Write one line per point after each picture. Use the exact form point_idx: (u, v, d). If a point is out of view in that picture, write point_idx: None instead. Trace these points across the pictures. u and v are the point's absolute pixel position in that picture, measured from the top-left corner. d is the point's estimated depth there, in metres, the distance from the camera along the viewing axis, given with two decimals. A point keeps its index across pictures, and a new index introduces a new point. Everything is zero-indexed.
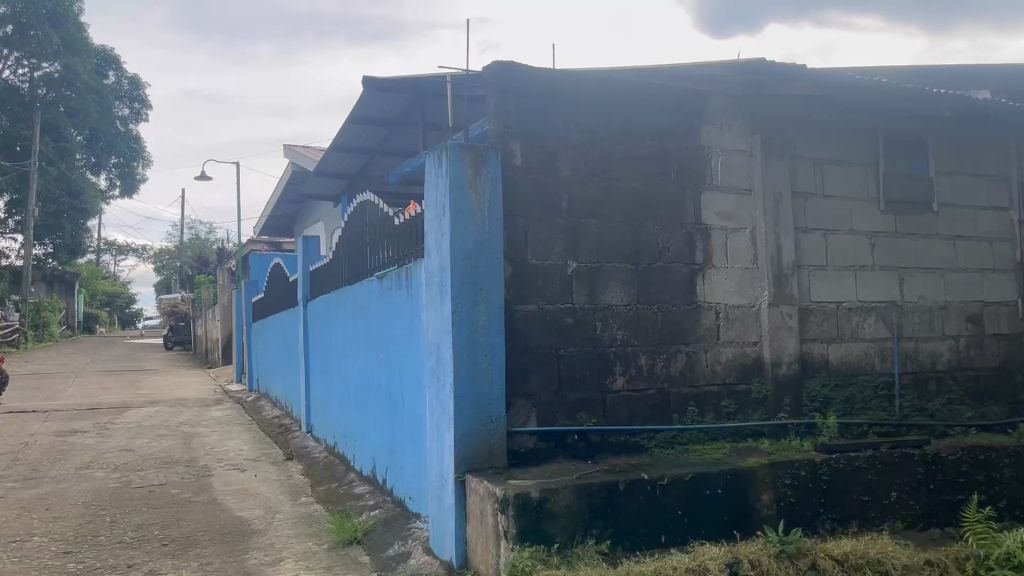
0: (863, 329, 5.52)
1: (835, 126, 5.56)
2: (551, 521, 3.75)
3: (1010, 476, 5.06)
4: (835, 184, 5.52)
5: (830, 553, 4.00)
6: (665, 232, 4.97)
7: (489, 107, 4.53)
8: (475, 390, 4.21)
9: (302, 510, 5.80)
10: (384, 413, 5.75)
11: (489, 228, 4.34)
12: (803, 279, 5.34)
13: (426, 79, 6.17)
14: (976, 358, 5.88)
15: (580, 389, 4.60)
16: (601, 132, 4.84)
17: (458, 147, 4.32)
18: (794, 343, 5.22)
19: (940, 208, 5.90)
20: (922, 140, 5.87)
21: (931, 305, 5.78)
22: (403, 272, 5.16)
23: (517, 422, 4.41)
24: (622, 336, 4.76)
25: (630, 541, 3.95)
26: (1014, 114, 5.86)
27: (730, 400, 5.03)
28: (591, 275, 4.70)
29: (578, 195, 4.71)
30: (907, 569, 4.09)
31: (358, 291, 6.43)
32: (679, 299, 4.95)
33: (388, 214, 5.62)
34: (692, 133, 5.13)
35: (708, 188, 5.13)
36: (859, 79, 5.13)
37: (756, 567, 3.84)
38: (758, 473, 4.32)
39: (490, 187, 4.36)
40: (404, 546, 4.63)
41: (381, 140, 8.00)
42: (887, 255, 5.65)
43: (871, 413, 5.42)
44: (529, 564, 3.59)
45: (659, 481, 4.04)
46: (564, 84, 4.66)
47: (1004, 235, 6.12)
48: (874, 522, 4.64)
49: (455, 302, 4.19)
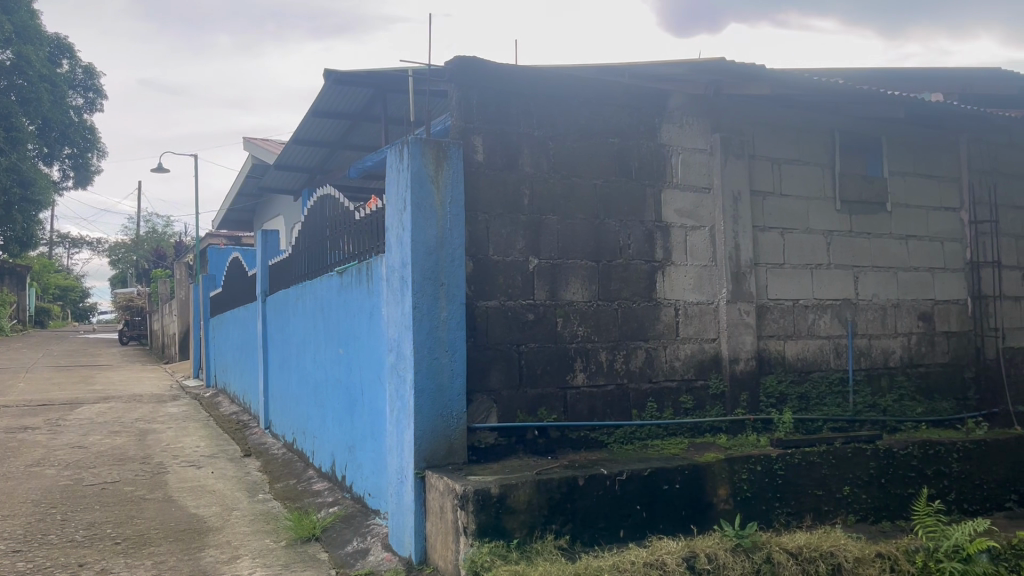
0: (819, 326, 5.61)
1: (793, 126, 5.66)
2: (510, 516, 3.76)
3: (958, 470, 5.19)
4: (792, 183, 5.61)
5: (785, 547, 4.07)
6: (626, 229, 5.00)
7: (452, 101, 4.53)
8: (435, 386, 4.20)
9: (259, 507, 5.74)
10: (342, 409, 5.72)
11: (450, 224, 4.33)
12: (761, 277, 5.41)
13: (387, 72, 6.15)
14: (926, 355, 6.01)
15: (540, 385, 4.61)
16: (563, 129, 4.86)
17: (420, 142, 4.31)
18: (751, 340, 5.29)
19: (893, 207, 6.02)
20: (877, 140, 5.99)
21: (884, 303, 5.90)
22: (363, 267, 5.13)
23: (477, 418, 4.40)
24: (582, 333, 4.78)
25: (589, 536, 3.97)
26: (966, 116, 5.99)
27: (688, 396, 5.09)
28: (552, 271, 4.72)
29: (540, 192, 4.73)
30: (859, 561, 4.17)
31: (318, 286, 6.38)
32: (639, 296, 4.99)
33: (349, 209, 5.58)
34: (653, 131, 5.18)
35: (669, 186, 5.18)
36: (817, 80, 5.22)
37: (713, 560, 3.86)
38: (715, 467, 4.38)
39: (452, 182, 4.36)
40: (362, 543, 4.61)
41: (342, 134, 7.94)
42: (842, 254, 5.76)
43: (826, 409, 5.53)
44: (488, 559, 3.58)
45: (618, 476, 4.08)
46: (527, 80, 4.68)
47: (955, 235, 6.27)
48: (828, 515, 4.74)
49: (416, 297, 4.17)
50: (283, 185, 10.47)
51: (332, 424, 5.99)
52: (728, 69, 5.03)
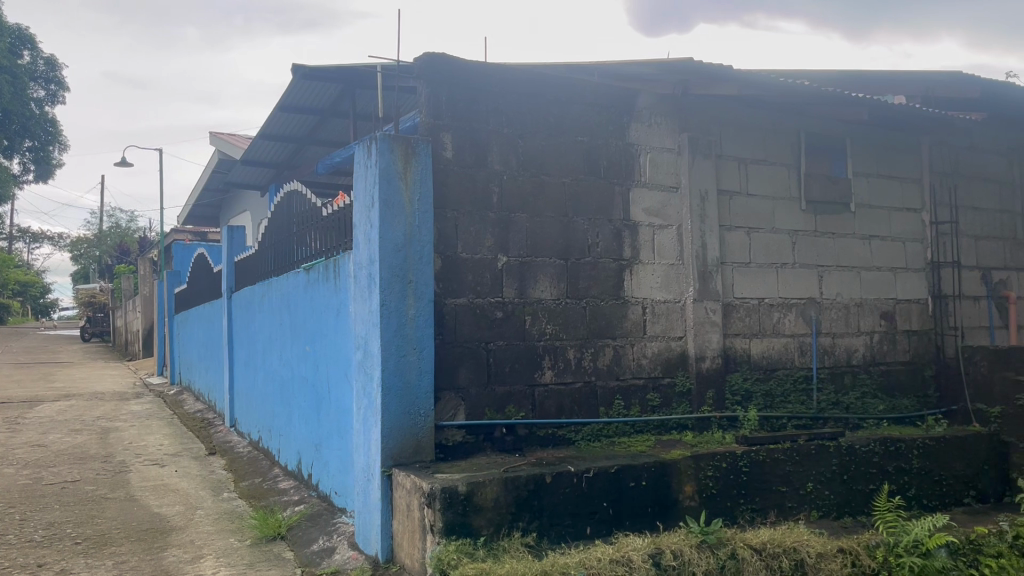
0: (783, 325, 5.68)
1: (759, 127, 5.71)
2: (477, 514, 3.76)
3: (918, 466, 5.28)
4: (758, 183, 5.67)
5: (749, 543, 4.11)
6: (594, 228, 5.02)
7: (421, 98, 4.50)
8: (402, 384, 4.18)
9: (223, 506, 5.68)
10: (308, 406, 5.69)
11: (418, 221, 4.32)
12: (727, 276, 5.46)
13: (356, 68, 6.11)
14: (888, 354, 6.11)
15: (508, 383, 4.62)
16: (532, 127, 4.87)
17: (388, 138, 4.28)
18: (717, 338, 5.34)
19: (857, 208, 6.10)
20: (841, 142, 6.07)
21: (847, 302, 5.99)
22: (331, 264, 5.09)
23: (445, 416, 4.39)
24: (550, 331, 4.79)
25: (556, 534, 3.99)
26: (927, 119, 6.09)
27: (655, 393, 5.12)
28: (521, 269, 4.72)
29: (509, 190, 4.72)
30: (821, 557, 4.23)
31: (284, 283, 6.32)
32: (607, 294, 5.01)
33: (316, 205, 5.54)
34: (622, 130, 5.20)
35: (637, 185, 5.20)
36: (784, 82, 5.28)
37: (678, 556, 3.89)
38: (681, 465, 4.42)
39: (421, 179, 4.35)
40: (328, 541, 4.57)
41: (310, 130, 7.87)
42: (807, 254, 5.83)
43: (790, 406, 5.60)
44: (454, 558, 3.58)
45: (585, 473, 4.09)
46: (496, 78, 4.67)
47: (916, 236, 6.38)
48: (791, 512, 4.80)
49: (383, 295, 4.15)
50: (249, 180, 10.35)
51: (298, 422, 5.95)
52: (696, 69, 5.06)
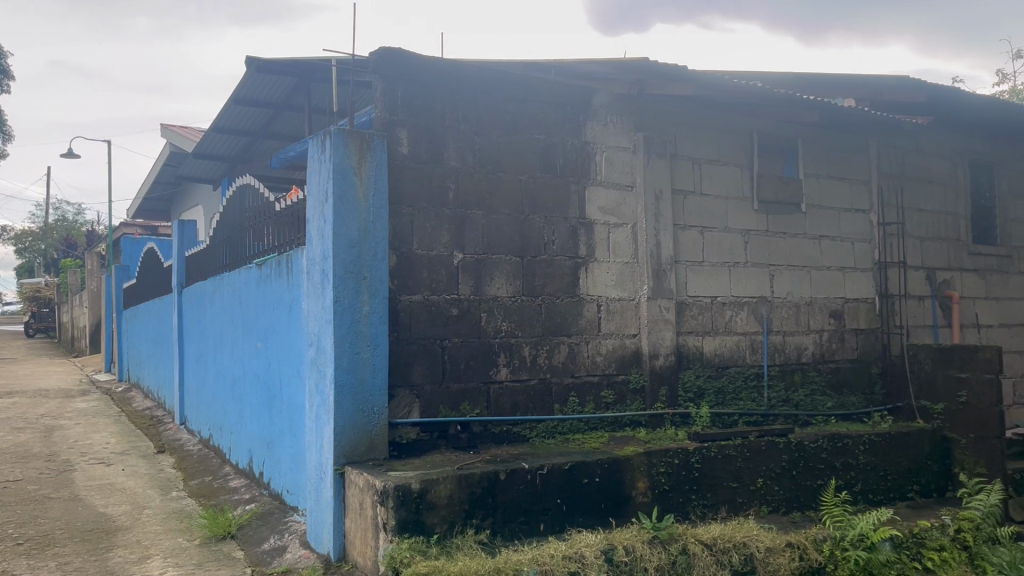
0: (735, 323, 5.76)
1: (713, 127, 5.79)
2: (430, 512, 3.74)
3: (864, 462, 5.40)
4: (712, 183, 5.74)
5: (699, 538, 4.16)
6: (550, 225, 5.03)
7: (376, 93, 4.47)
8: (356, 381, 4.14)
9: (171, 505, 5.58)
10: (260, 404, 5.62)
11: (373, 217, 4.28)
12: (680, 274, 5.52)
13: (312, 61, 6.04)
14: (836, 352, 6.23)
15: (463, 380, 4.60)
16: (489, 124, 4.86)
17: (343, 133, 4.24)
18: (670, 336, 5.40)
19: (807, 208, 6.21)
20: (793, 143, 6.18)
21: (797, 301, 6.09)
22: (283, 260, 5.03)
23: (399, 413, 4.37)
24: (506, 328, 4.79)
25: (509, 531, 3.99)
26: (876, 122, 6.22)
27: (609, 390, 5.16)
28: (476, 266, 4.71)
29: (465, 186, 4.71)
30: (769, 551, 4.29)
31: (235, 279, 6.23)
32: (563, 292, 5.03)
33: (270, 200, 5.46)
34: (578, 128, 5.22)
35: (593, 183, 5.23)
36: (737, 83, 5.34)
37: (630, 552, 3.92)
38: (634, 461, 4.46)
39: (375, 175, 4.31)
40: (280, 540, 4.52)
41: (264, 123, 7.76)
42: (759, 253, 5.92)
43: (741, 403, 5.69)
44: (408, 555, 3.56)
45: (539, 470, 4.10)
46: (453, 73, 4.66)
47: (864, 236, 6.52)
48: (742, 507, 4.87)
49: (337, 291, 4.11)
50: (201, 173, 10.16)
51: (250, 420, 5.87)
52: (652, 69, 5.10)
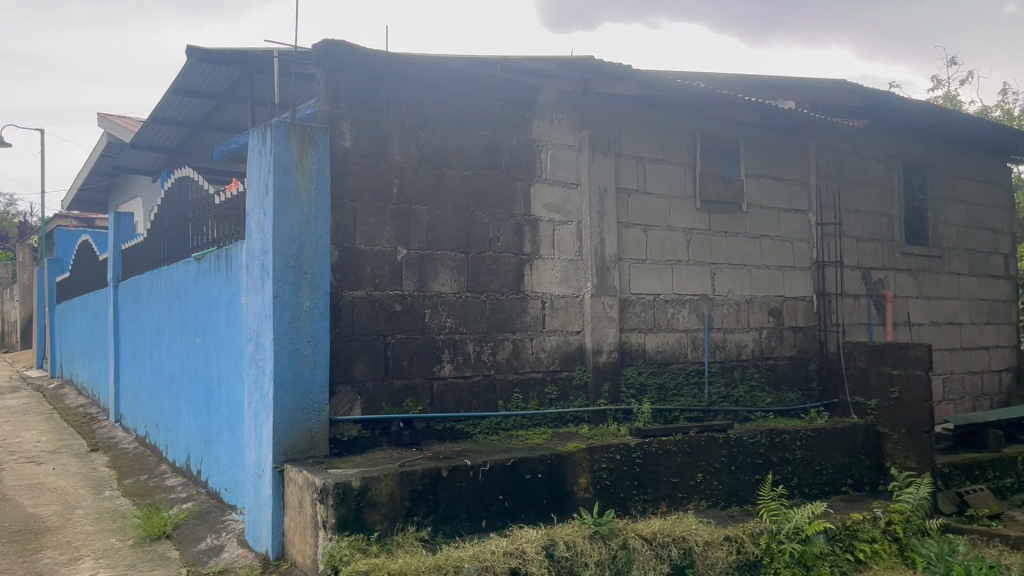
0: (677, 320, 5.83)
1: (657, 126, 5.85)
2: (371, 509, 3.71)
3: (800, 457, 5.52)
4: (656, 181, 5.80)
5: (639, 533, 4.21)
6: (495, 222, 5.03)
7: (318, 85, 4.42)
8: (296, 377, 4.09)
9: (104, 505, 5.44)
10: (197, 401, 5.52)
11: (315, 211, 4.22)
12: (624, 272, 5.57)
13: (255, 53, 5.93)
14: (775, 349, 6.36)
15: (406, 376, 4.58)
16: (434, 120, 4.83)
17: (284, 125, 4.18)
18: (614, 333, 5.45)
19: (748, 208, 6.32)
20: (735, 143, 6.28)
21: (738, 299, 6.20)
22: (223, 254, 4.93)
23: (340, 411, 4.31)
24: (450, 324, 4.78)
25: (451, 527, 3.98)
26: (815, 125, 6.35)
27: (552, 387, 5.18)
28: (420, 262, 4.68)
29: (409, 182, 4.68)
30: (707, 545, 4.36)
31: (174, 273, 6.09)
32: (507, 288, 5.03)
33: (210, 193, 5.35)
34: (524, 125, 5.23)
35: (538, 180, 5.24)
36: (681, 83, 5.40)
37: (571, 547, 3.94)
38: (576, 457, 4.49)
39: (317, 169, 4.25)
40: (217, 539, 4.44)
41: (205, 115, 7.59)
42: (700, 251, 6.01)
43: (682, 399, 5.77)
44: (347, 553, 3.53)
45: (481, 466, 4.10)
46: (398, 67, 4.62)
47: (803, 236, 6.66)
48: (681, 502, 4.94)
49: (276, 286, 4.05)
50: (141, 164, 9.91)
51: (187, 416, 5.76)
52: (598, 68, 5.12)
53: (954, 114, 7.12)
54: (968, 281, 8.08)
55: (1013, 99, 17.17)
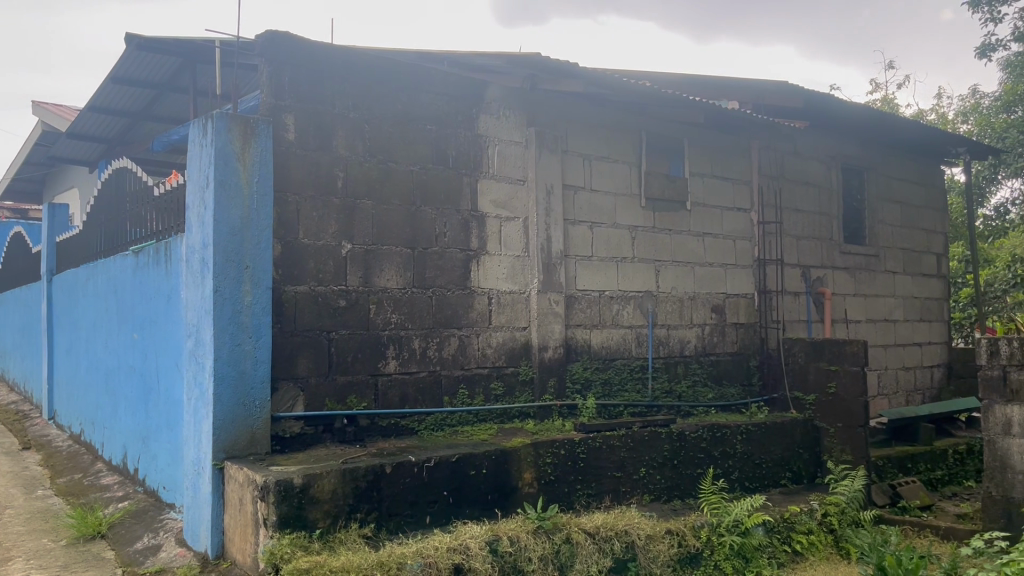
0: (622, 316, 5.89)
1: (603, 124, 5.90)
2: (313, 506, 3.67)
3: (741, 450, 5.63)
4: (601, 179, 5.85)
5: (583, 527, 4.25)
6: (442, 217, 5.01)
7: (262, 76, 4.35)
8: (237, 373, 4.02)
9: (36, 505, 5.28)
10: (134, 397, 5.40)
11: (257, 205, 4.16)
12: (570, 268, 5.61)
13: (196, 42, 5.80)
14: (717, 345, 6.47)
15: (350, 372, 4.54)
16: (380, 113, 4.79)
17: (226, 117, 4.10)
18: (559, 329, 5.48)
19: (692, 206, 6.42)
20: (679, 143, 6.37)
21: (681, 296, 6.28)
22: (162, 247, 4.83)
23: (282, 407, 4.26)
24: (395, 320, 4.75)
25: (394, 524, 3.96)
26: (757, 124, 6.47)
27: (498, 382, 5.19)
28: (365, 257, 4.64)
29: (354, 176, 4.64)
30: (650, 538, 4.41)
31: (111, 266, 5.94)
32: (453, 284, 5.02)
33: (149, 184, 5.22)
34: (471, 121, 5.22)
35: (485, 176, 5.24)
36: (627, 82, 5.44)
37: (514, 542, 3.96)
38: (521, 452, 4.51)
39: (259, 161, 4.19)
40: (154, 539, 4.35)
41: (145, 105, 7.40)
42: (645, 248, 6.07)
43: (626, 394, 5.83)
44: (289, 551, 3.48)
45: (426, 463, 4.09)
46: (342, 60, 4.57)
47: (745, 234, 6.78)
48: (625, 496, 5.00)
49: (217, 280, 3.97)
50: (77, 154, 9.63)
51: (123, 413, 5.64)
52: (545, 65, 5.13)
53: (890, 118, 7.31)
54: (902, 279, 8.32)
55: (948, 103, 17.76)
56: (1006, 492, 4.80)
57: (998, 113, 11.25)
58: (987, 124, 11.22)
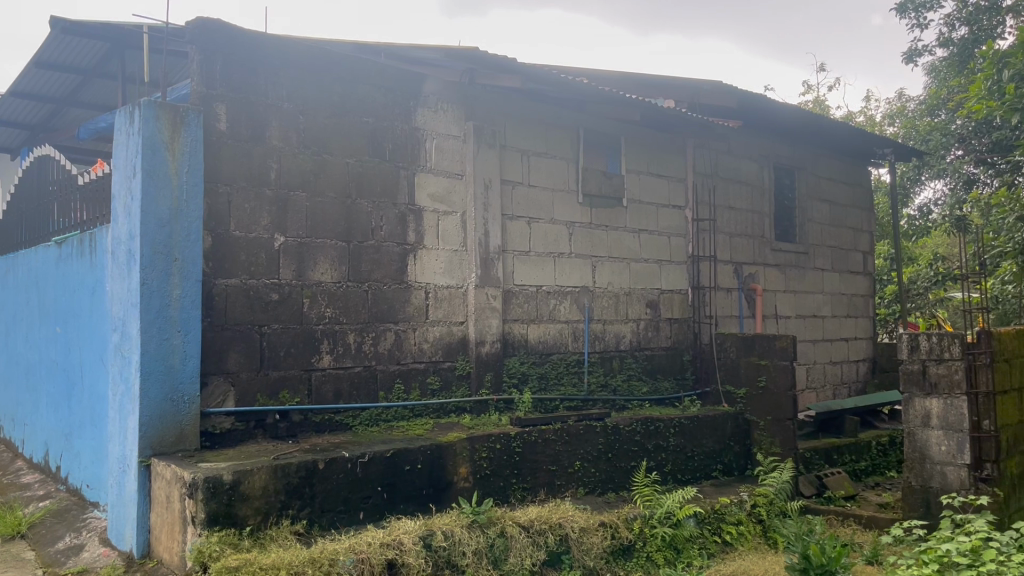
0: (559, 311, 5.93)
1: (541, 120, 5.93)
2: (243, 503, 3.61)
3: (674, 443, 5.74)
4: (539, 175, 5.88)
5: (517, 521, 4.27)
6: (378, 211, 4.97)
7: (192, 64, 4.25)
8: (165, 368, 3.93)
9: None
10: (57, 393, 5.23)
11: (186, 196, 4.06)
12: (507, 263, 5.62)
13: (125, 27, 5.63)
14: (652, 340, 6.57)
15: (282, 367, 4.47)
16: (315, 105, 4.73)
17: (153, 105, 3.99)
18: (497, 324, 5.49)
19: (628, 203, 6.49)
20: (616, 140, 6.44)
21: (617, 291, 6.36)
22: (86, 237, 4.68)
23: (212, 402, 4.18)
24: (329, 314, 4.69)
25: (327, 520, 3.93)
26: (692, 124, 6.57)
27: (434, 377, 5.18)
28: (298, 250, 4.58)
29: (288, 167, 4.57)
30: (584, 531, 4.46)
31: (32, 257, 5.74)
32: (390, 278, 4.98)
33: (73, 173, 5.06)
34: (408, 114, 5.19)
35: (422, 170, 5.21)
36: (565, 78, 5.46)
37: (449, 537, 3.96)
38: (456, 446, 4.51)
39: (189, 151, 4.09)
40: (76, 539, 4.22)
41: (71, 91, 7.15)
42: (582, 245, 6.13)
43: (563, 388, 5.88)
44: (217, 549, 3.41)
45: (360, 458, 4.06)
46: (277, 49, 4.49)
47: (679, 231, 6.89)
48: (560, 489, 5.05)
49: (144, 273, 3.87)
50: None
51: (45, 409, 5.46)
52: (483, 60, 5.12)
53: (820, 119, 7.50)
54: (830, 277, 8.56)
55: (876, 106, 18.35)
56: (924, 482, 4.99)
57: (922, 116, 11.64)
58: (912, 128, 11.60)
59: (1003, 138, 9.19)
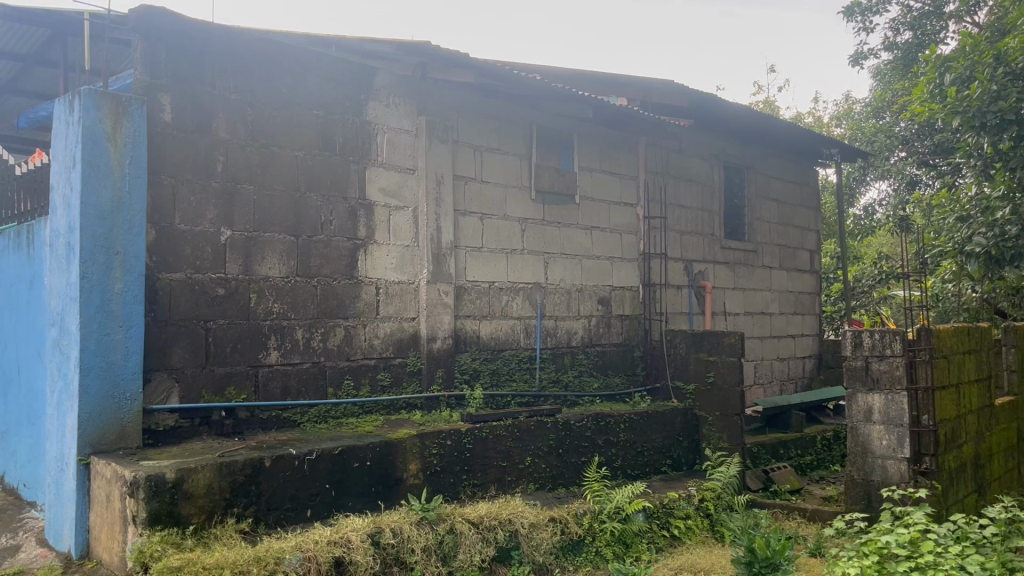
0: (511, 307, 5.93)
1: (494, 116, 5.92)
2: (186, 502, 3.54)
3: (624, 439, 5.78)
4: (492, 170, 5.87)
5: (466, 517, 4.25)
6: (328, 205, 4.91)
7: (135, 53, 4.16)
8: (105, 364, 3.83)
9: None
10: None
11: (129, 187, 3.96)
12: (459, 259, 5.60)
13: (67, 14, 5.47)
14: (603, 336, 6.62)
15: (228, 363, 4.40)
16: (263, 97, 4.65)
17: (94, 94, 3.88)
18: (448, 319, 5.47)
19: (581, 200, 6.52)
20: (569, 137, 6.46)
21: (569, 288, 6.39)
22: (24, 230, 4.55)
23: (155, 400, 4.09)
24: (277, 310, 4.63)
25: (274, 517, 3.87)
26: (644, 123, 6.62)
27: (385, 373, 5.14)
28: (245, 244, 4.50)
29: (235, 160, 4.49)
30: (533, 527, 4.47)
31: None
32: (340, 273, 4.93)
33: (11, 163, 4.90)
34: (360, 108, 5.14)
35: (373, 164, 5.16)
36: (517, 75, 5.46)
37: (397, 534, 3.93)
38: (406, 443, 4.48)
39: (132, 142, 3.99)
40: (12, 539, 4.10)
41: (11, 79, 6.92)
42: (534, 241, 6.13)
43: (515, 384, 5.87)
44: (158, 549, 3.33)
45: (308, 455, 4.02)
46: (223, 39, 4.40)
47: (631, 229, 6.94)
48: (510, 485, 5.05)
49: (84, 266, 3.77)
50: None
51: None
52: (435, 54, 5.08)
53: (770, 120, 7.62)
54: (778, 275, 8.71)
55: (823, 108, 18.76)
56: (866, 476, 5.10)
57: (868, 118, 11.90)
58: (858, 129, 11.85)
59: (945, 142, 9.35)
